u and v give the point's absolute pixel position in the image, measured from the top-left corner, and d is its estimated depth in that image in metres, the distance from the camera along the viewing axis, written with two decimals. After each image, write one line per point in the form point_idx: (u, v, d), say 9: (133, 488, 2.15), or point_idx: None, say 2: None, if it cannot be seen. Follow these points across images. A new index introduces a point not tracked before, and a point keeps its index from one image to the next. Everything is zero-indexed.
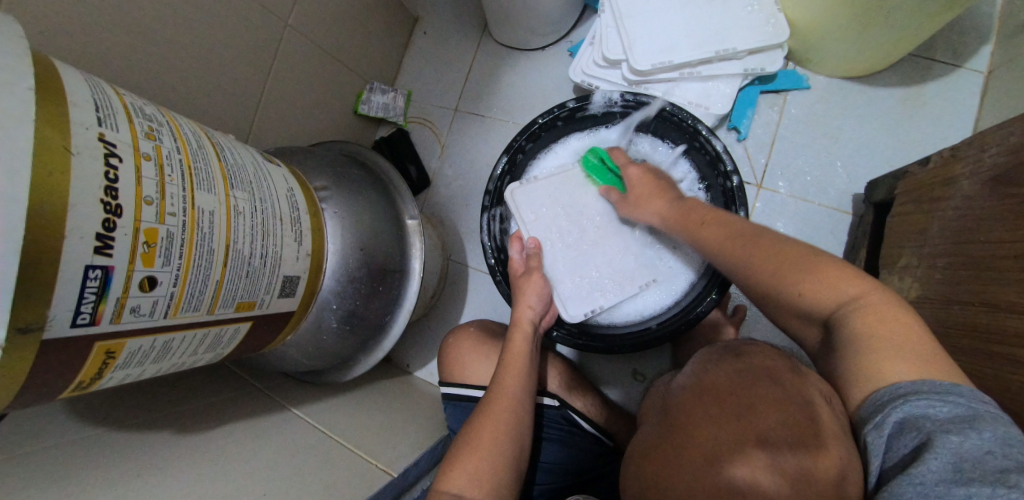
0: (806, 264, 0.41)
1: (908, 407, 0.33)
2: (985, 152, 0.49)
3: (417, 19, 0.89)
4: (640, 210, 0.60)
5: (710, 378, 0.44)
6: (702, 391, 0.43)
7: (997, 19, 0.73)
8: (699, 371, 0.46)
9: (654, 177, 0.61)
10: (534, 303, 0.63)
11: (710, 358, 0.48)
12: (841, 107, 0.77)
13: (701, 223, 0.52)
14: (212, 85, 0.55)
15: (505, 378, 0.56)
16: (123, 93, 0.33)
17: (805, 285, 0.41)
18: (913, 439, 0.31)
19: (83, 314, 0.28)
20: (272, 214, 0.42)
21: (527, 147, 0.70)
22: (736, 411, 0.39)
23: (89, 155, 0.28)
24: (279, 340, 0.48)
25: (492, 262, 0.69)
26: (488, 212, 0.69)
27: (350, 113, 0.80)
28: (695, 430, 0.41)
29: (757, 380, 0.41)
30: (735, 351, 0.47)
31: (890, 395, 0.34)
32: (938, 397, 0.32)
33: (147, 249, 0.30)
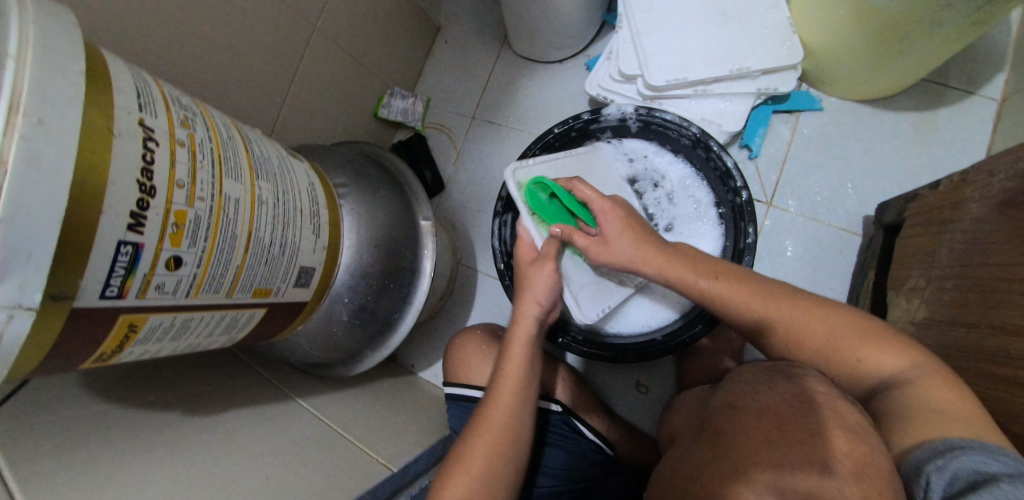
0: (853, 326, 0.43)
1: (964, 460, 0.32)
2: (995, 175, 0.49)
3: (439, 28, 0.92)
4: (614, 253, 0.52)
5: (759, 401, 0.35)
6: (754, 416, 0.34)
7: (1011, 48, 0.74)
8: (742, 392, 0.37)
9: (631, 217, 0.53)
10: (543, 298, 0.58)
11: (754, 378, 0.39)
12: (852, 128, 0.77)
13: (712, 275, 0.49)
14: (241, 82, 0.57)
15: (500, 389, 0.55)
16: (162, 83, 0.35)
17: (865, 352, 0.42)
18: (965, 485, 0.30)
19: (112, 286, 0.30)
20: (293, 205, 0.43)
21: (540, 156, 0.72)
22: (796, 437, 0.31)
23: (129, 138, 0.29)
24: (292, 329, 0.49)
25: (501, 266, 0.71)
26: (499, 217, 0.71)
27: (370, 116, 0.82)
28: (754, 457, 0.31)
29: (812, 406, 0.33)
30: (783, 372, 0.38)
31: (947, 447, 0.33)
32: (993, 457, 0.31)
33: (175, 230, 0.32)
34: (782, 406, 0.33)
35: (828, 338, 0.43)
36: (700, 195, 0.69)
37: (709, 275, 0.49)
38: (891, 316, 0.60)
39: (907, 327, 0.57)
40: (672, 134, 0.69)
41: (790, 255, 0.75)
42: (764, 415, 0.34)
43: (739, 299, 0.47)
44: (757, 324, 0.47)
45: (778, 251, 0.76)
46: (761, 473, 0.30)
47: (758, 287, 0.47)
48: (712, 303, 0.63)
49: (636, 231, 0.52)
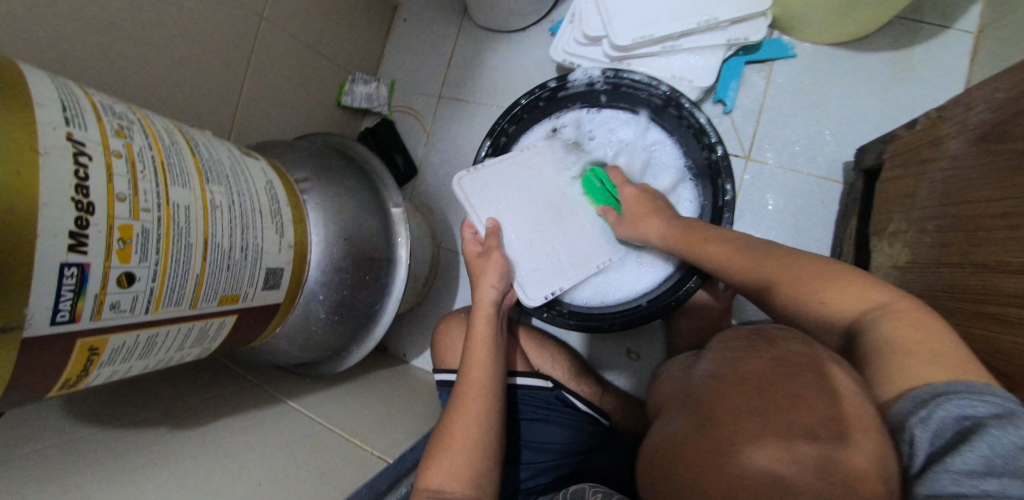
0: (827, 271, 0.44)
1: (949, 406, 0.31)
2: (971, 110, 0.48)
3: (397, 6, 0.88)
4: (638, 229, 0.60)
5: (744, 366, 0.35)
6: (735, 382, 0.34)
7: None
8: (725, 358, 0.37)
9: (648, 198, 0.61)
10: (496, 282, 0.62)
11: (738, 345, 0.38)
12: (828, 74, 0.76)
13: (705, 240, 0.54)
14: (189, 82, 0.54)
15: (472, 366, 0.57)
16: (92, 93, 0.33)
17: (825, 295, 0.42)
18: (952, 433, 0.30)
19: (62, 311, 0.29)
20: (251, 206, 0.42)
21: (510, 131, 0.70)
22: (777, 401, 0.31)
23: (57, 155, 0.28)
24: (268, 332, 0.49)
25: None
26: None
27: (333, 104, 0.79)
28: (737, 426, 0.31)
29: (800, 368, 0.32)
30: (768, 336, 0.37)
31: (931, 393, 0.32)
32: (977, 397, 0.31)
33: (123, 246, 0.31)
34: (768, 371, 0.33)
35: (792, 277, 0.45)
36: (678, 155, 0.68)
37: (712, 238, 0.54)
38: (873, 262, 0.60)
39: (890, 272, 0.56)
40: (643, 95, 0.67)
41: (771, 210, 0.75)
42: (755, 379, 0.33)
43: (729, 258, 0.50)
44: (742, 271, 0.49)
45: (758, 206, 0.75)
46: (774, 438, 0.30)
47: (759, 254, 0.49)
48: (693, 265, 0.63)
49: (649, 201, 0.62)
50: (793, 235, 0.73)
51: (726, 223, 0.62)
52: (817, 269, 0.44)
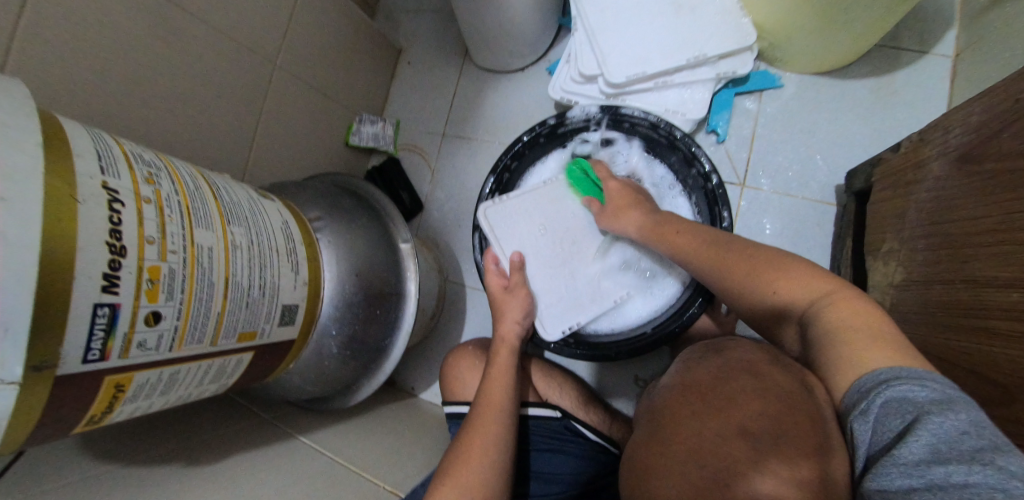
0: (774, 261, 0.45)
1: (891, 391, 0.32)
2: (950, 132, 0.50)
3: (401, 50, 0.93)
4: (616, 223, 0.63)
5: (720, 387, 0.38)
6: (701, 398, 0.39)
7: (958, 5, 0.76)
8: (685, 371, 0.44)
9: (630, 192, 0.63)
10: (521, 319, 0.65)
11: (695, 356, 0.46)
12: (815, 101, 0.79)
13: (674, 233, 0.56)
14: (208, 129, 0.57)
15: (490, 388, 0.58)
16: (123, 143, 0.36)
17: (779, 283, 0.44)
18: (895, 426, 0.30)
19: (93, 350, 0.30)
20: (268, 246, 0.44)
21: (512, 166, 0.73)
22: (716, 405, 0.37)
23: (94, 202, 0.30)
24: (283, 368, 0.50)
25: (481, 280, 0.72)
26: (477, 231, 0.72)
27: (341, 145, 0.83)
28: (679, 430, 0.37)
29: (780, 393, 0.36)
30: (718, 348, 0.46)
31: (873, 383, 0.33)
32: (915, 383, 0.31)
33: (151, 286, 0.33)
34: (751, 398, 0.36)
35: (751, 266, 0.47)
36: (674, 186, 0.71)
37: (672, 232, 0.56)
38: (871, 281, 0.61)
39: (887, 290, 0.58)
40: (638, 128, 0.70)
41: (768, 233, 0.76)
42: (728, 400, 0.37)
43: (698, 252, 0.52)
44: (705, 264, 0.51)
45: (756, 230, 0.77)
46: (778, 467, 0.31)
47: (716, 239, 0.52)
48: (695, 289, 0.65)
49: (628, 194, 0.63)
50: (793, 256, 0.75)
51: None
52: (770, 254, 0.46)
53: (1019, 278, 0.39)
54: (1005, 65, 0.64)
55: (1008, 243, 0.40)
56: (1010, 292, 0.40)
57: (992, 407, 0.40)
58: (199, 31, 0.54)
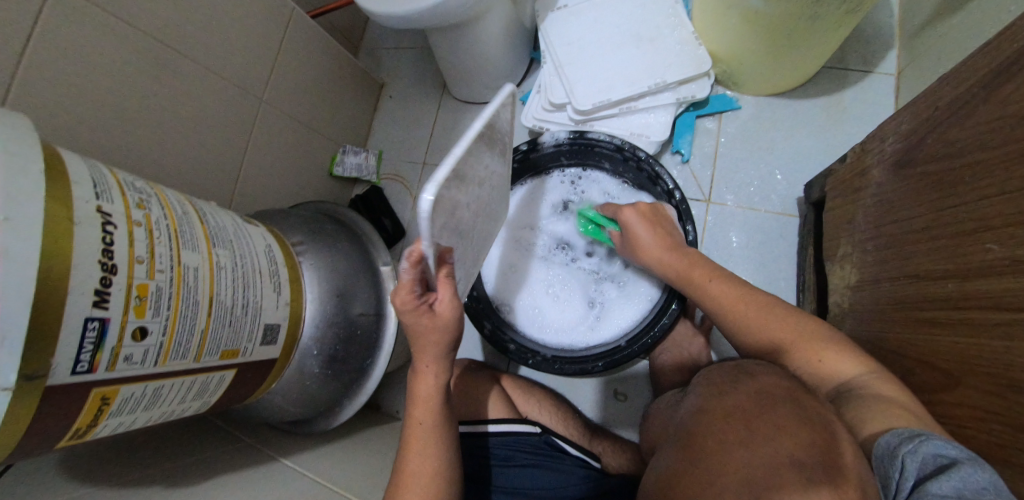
0: (823, 335, 0.50)
1: (930, 445, 0.35)
2: (885, 142, 0.55)
3: (383, 85, 0.98)
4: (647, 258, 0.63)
5: (731, 402, 0.38)
6: (722, 417, 0.37)
7: (896, 28, 0.83)
8: (713, 394, 0.41)
9: (654, 218, 0.63)
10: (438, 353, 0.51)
11: (723, 382, 0.42)
12: (773, 120, 0.84)
13: (706, 280, 0.57)
14: (196, 160, 0.61)
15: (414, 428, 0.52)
16: (116, 171, 0.39)
17: (826, 354, 0.48)
18: (932, 468, 0.33)
19: (82, 362, 0.32)
20: (251, 268, 0.46)
21: None
22: (759, 428, 0.34)
23: (89, 223, 0.32)
24: (265, 387, 0.52)
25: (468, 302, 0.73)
26: None
27: (325, 175, 0.86)
28: (722, 457, 0.34)
29: (781, 401, 0.36)
30: (747, 371, 0.43)
31: (913, 434, 0.37)
32: (951, 444, 0.35)
33: (139, 302, 0.35)
34: (756, 405, 0.36)
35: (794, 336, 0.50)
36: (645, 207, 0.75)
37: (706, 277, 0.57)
38: (831, 285, 0.64)
39: (845, 292, 0.61)
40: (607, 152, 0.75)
41: (735, 246, 0.80)
42: (745, 412, 0.36)
43: (730, 304, 0.55)
44: (735, 321, 0.54)
45: (724, 244, 0.81)
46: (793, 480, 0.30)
47: (748, 295, 0.55)
48: (669, 297, 0.67)
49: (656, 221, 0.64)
50: (761, 267, 0.78)
51: None
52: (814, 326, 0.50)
53: (950, 270, 0.42)
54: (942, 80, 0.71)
55: (941, 239, 0.44)
56: (944, 283, 0.43)
57: (937, 393, 0.43)
58: (188, 69, 0.58)
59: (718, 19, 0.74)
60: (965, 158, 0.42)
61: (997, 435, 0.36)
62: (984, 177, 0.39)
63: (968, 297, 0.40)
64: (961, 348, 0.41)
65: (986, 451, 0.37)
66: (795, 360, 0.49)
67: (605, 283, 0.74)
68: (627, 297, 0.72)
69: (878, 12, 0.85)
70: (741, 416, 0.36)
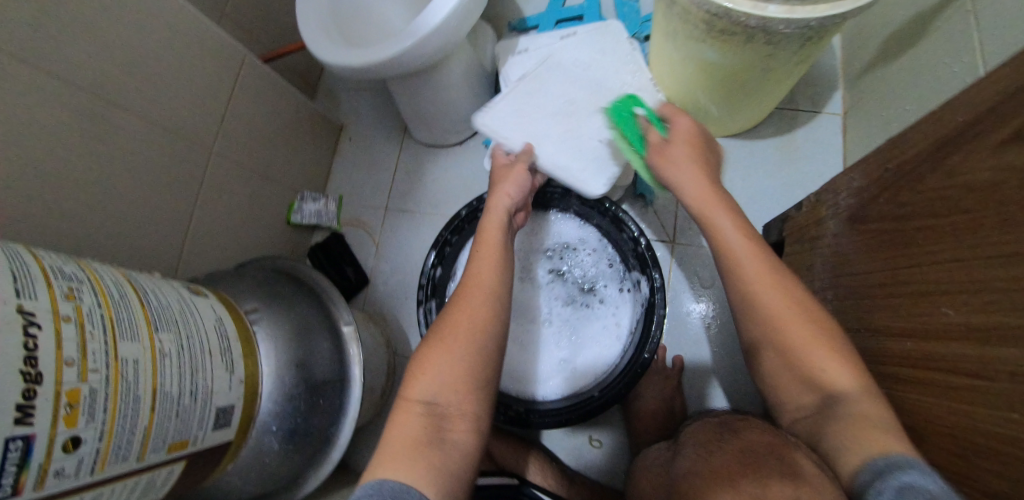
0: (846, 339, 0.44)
1: (902, 477, 0.33)
2: (839, 195, 0.58)
3: (343, 127, 0.96)
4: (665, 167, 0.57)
5: (716, 457, 0.39)
6: (709, 470, 0.37)
7: (841, 69, 0.89)
8: (701, 453, 0.41)
9: (697, 135, 0.59)
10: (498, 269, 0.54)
11: (711, 439, 0.44)
12: (730, 160, 0.88)
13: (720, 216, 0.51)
14: (137, 223, 0.56)
15: (450, 330, 0.48)
16: (42, 257, 0.35)
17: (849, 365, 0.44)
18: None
19: (4, 487, 0.29)
20: (200, 347, 0.43)
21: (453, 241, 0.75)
22: (742, 474, 0.35)
23: (8, 330, 0.29)
24: (218, 471, 0.48)
25: None
26: (424, 305, 0.73)
27: (283, 224, 0.83)
28: (710, 497, 0.34)
29: (763, 452, 0.38)
30: (732, 431, 0.44)
31: (886, 464, 0.35)
32: (923, 472, 0.32)
33: (69, 410, 0.31)
34: (737, 456, 0.38)
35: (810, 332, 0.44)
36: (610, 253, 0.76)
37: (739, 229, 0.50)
38: None
39: None
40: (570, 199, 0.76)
41: (701, 285, 0.82)
42: (728, 465, 0.37)
43: (758, 257, 0.48)
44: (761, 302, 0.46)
45: (688, 283, 0.83)
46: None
47: (767, 257, 0.48)
48: (641, 344, 0.67)
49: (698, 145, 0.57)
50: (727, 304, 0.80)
51: (659, 308, 0.67)
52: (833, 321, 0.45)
53: (907, 328, 0.44)
54: (884, 123, 0.76)
55: (898, 296, 0.46)
56: (904, 341, 0.45)
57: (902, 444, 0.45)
58: (131, 124, 0.54)
59: (677, 68, 0.77)
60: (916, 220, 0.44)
61: (961, 492, 0.38)
62: (935, 241, 0.42)
63: (928, 357, 0.42)
64: (925, 405, 0.42)
65: None
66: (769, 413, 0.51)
67: (582, 322, 0.74)
68: (606, 335, 0.72)
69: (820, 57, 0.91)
70: (725, 465, 0.37)
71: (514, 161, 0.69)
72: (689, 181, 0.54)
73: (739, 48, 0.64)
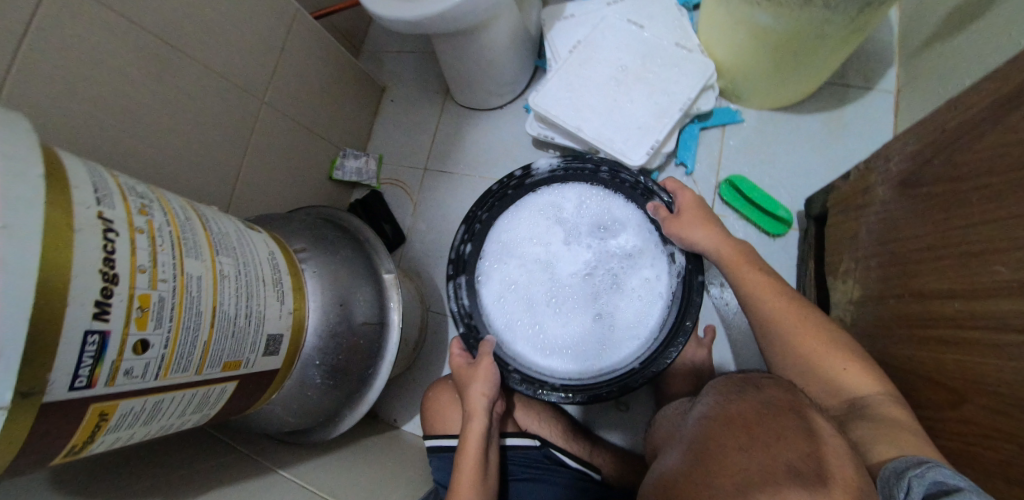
0: (842, 352, 0.50)
1: (939, 473, 0.34)
2: (891, 161, 0.55)
3: (384, 89, 0.97)
4: (694, 236, 0.60)
5: (733, 408, 0.36)
6: (726, 421, 0.34)
7: (896, 46, 0.85)
8: (718, 402, 0.38)
9: (700, 206, 0.63)
10: (487, 390, 0.62)
11: (728, 390, 0.39)
12: (775, 134, 0.85)
13: (751, 267, 0.58)
14: (195, 162, 0.59)
15: (461, 485, 0.54)
16: (117, 175, 0.37)
17: (846, 365, 0.49)
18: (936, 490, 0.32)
19: (80, 377, 0.31)
20: (255, 276, 0.45)
21: (483, 217, 0.70)
22: (761, 438, 0.31)
23: (89, 232, 0.31)
24: (266, 399, 0.50)
25: (461, 328, 0.66)
26: (454, 280, 0.68)
27: (325, 178, 0.85)
28: (724, 460, 0.31)
29: (785, 410, 0.34)
30: (754, 383, 0.39)
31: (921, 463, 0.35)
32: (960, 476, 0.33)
33: (141, 313, 0.33)
34: (755, 411, 0.34)
35: (800, 336, 0.52)
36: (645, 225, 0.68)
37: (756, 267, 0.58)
38: (833, 300, 0.65)
39: (848, 307, 0.61)
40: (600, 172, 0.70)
41: None
42: (745, 419, 0.34)
43: (771, 294, 0.55)
44: (763, 313, 0.55)
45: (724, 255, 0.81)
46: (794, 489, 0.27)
47: (804, 311, 0.54)
48: (683, 312, 0.61)
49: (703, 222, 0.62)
50: None
51: (700, 284, 0.62)
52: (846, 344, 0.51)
53: (957, 289, 0.43)
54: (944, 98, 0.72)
55: (951, 259, 0.44)
56: (952, 301, 0.43)
57: (947, 412, 0.43)
58: (190, 69, 0.56)
59: (726, 33, 0.75)
60: (977, 179, 0.42)
61: (1004, 454, 0.36)
62: (996, 199, 0.39)
63: (977, 318, 0.40)
64: (970, 368, 0.41)
65: (994, 471, 0.37)
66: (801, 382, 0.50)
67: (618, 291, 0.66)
68: (639, 306, 0.65)
69: (879, 30, 0.86)
70: (734, 422, 0.34)
71: (678, 217, 0.63)
72: (711, 247, 0.60)
73: (796, 10, 0.62)
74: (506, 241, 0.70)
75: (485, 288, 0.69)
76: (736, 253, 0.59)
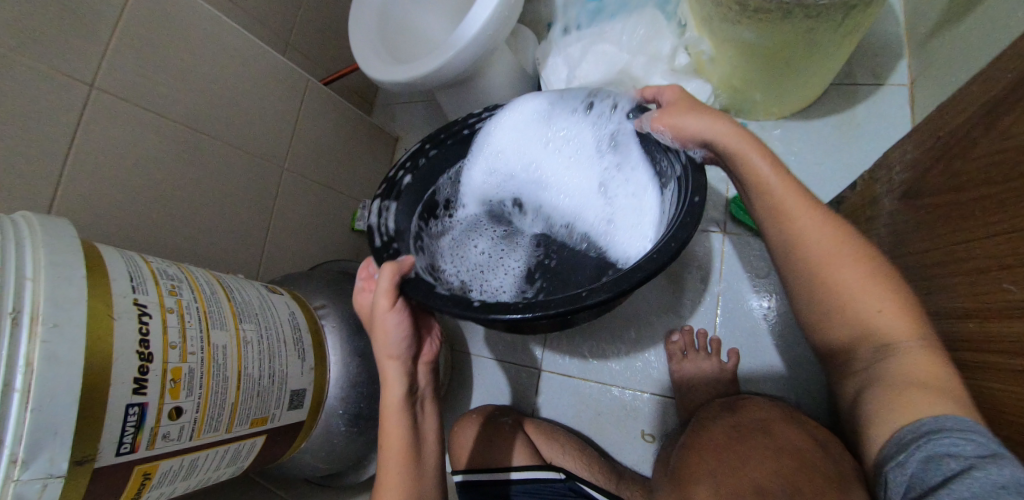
0: (876, 285, 0.42)
1: (938, 443, 0.32)
2: (892, 170, 0.54)
3: (398, 138, 1.02)
4: (690, 126, 0.49)
5: (711, 432, 0.54)
6: (702, 446, 0.52)
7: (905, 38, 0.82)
8: (702, 430, 0.55)
9: (692, 97, 0.51)
10: (401, 342, 0.48)
11: (714, 416, 0.57)
12: (785, 143, 0.84)
13: (773, 183, 0.46)
14: (225, 232, 0.65)
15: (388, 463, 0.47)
16: (151, 261, 0.43)
17: (886, 305, 0.41)
18: (935, 474, 0.30)
19: (125, 444, 0.35)
20: (277, 338, 0.50)
21: (432, 152, 0.61)
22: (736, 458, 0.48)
23: (127, 317, 0.36)
24: (294, 447, 0.54)
25: (379, 243, 0.51)
26: (380, 201, 0.54)
27: (348, 230, 0.90)
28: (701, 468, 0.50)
29: (750, 429, 0.52)
30: (734, 407, 0.58)
31: (914, 434, 0.33)
32: (958, 437, 0.31)
33: (173, 384, 0.38)
34: (728, 433, 0.52)
35: (824, 261, 0.44)
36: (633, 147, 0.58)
37: (778, 169, 0.46)
38: None
39: None
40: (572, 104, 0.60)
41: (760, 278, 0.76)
42: (723, 445, 0.51)
43: (791, 208, 0.46)
44: (793, 239, 0.46)
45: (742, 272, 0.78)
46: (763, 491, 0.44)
47: (844, 236, 0.45)
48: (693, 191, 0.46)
49: (695, 112, 0.49)
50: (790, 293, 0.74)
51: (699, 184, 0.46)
52: (880, 277, 0.43)
53: (970, 309, 0.41)
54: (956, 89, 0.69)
55: (964, 277, 0.42)
56: (968, 322, 0.42)
57: None
58: (214, 148, 0.63)
59: (717, 53, 0.76)
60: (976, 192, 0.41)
61: None
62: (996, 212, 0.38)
63: (993, 340, 0.38)
64: (992, 391, 0.39)
65: None
66: (818, 326, 0.46)
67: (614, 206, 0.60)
68: (634, 207, 0.58)
69: (883, 24, 0.84)
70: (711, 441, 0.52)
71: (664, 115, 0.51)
72: (715, 142, 0.47)
73: (777, 24, 0.62)
74: (489, 147, 0.64)
75: (472, 201, 0.66)
76: (745, 141, 0.46)
